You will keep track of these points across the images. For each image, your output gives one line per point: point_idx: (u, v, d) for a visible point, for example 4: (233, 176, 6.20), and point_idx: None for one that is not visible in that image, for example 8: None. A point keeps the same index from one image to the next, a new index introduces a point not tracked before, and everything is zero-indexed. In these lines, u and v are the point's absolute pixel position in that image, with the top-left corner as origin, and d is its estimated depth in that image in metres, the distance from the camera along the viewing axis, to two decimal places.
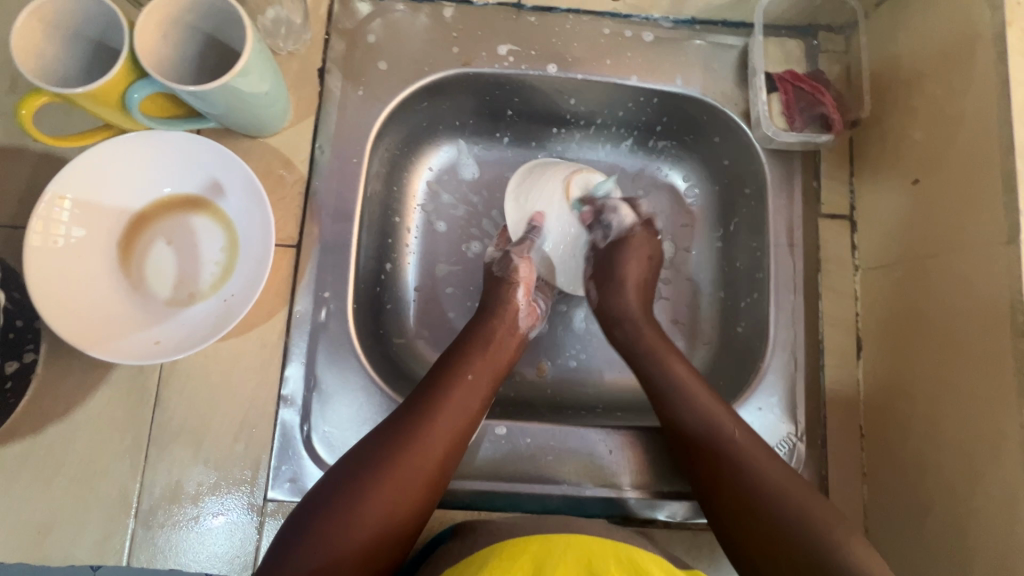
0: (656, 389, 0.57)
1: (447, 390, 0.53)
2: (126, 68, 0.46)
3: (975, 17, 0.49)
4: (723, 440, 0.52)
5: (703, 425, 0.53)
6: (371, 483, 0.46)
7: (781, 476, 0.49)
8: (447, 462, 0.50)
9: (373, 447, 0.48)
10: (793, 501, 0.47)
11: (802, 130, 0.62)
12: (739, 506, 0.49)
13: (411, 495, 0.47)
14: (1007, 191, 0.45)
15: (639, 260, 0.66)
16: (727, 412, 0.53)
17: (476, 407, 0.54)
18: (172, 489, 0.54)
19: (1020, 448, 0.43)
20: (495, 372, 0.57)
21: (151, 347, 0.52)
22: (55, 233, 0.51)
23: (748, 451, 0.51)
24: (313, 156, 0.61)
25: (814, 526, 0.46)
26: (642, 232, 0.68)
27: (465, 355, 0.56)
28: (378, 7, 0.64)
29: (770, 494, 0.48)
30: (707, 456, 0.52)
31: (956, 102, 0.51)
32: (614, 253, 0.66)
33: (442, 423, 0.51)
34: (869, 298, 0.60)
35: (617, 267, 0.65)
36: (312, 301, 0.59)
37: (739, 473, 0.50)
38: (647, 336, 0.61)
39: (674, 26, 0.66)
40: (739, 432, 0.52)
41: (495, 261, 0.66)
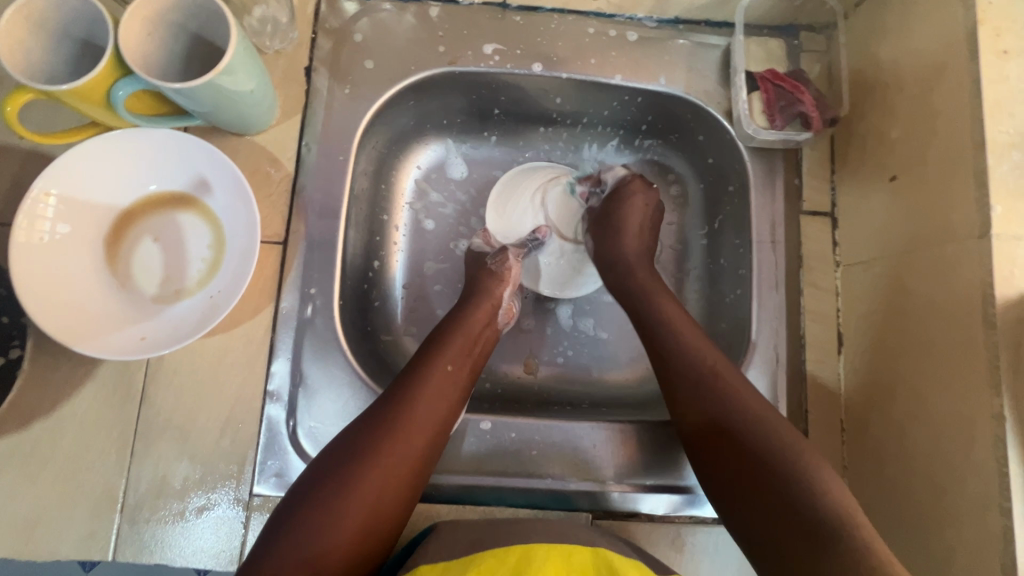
0: (653, 334, 0.56)
1: (424, 381, 0.53)
2: (111, 65, 0.46)
3: (948, 16, 0.50)
4: (711, 382, 0.51)
5: (689, 365, 0.53)
6: (352, 476, 0.46)
7: (768, 416, 0.49)
8: (427, 454, 0.51)
9: (353, 441, 0.49)
10: (775, 440, 0.47)
11: (782, 129, 0.63)
12: (725, 450, 0.48)
13: (394, 487, 0.48)
14: (978, 187, 0.46)
15: (638, 208, 0.65)
16: (714, 352, 0.53)
17: (454, 397, 0.54)
18: (158, 484, 0.55)
19: (991, 438, 0.44)
20: (473, 363, 0.58)
21: (136, 343, 0.53)
22: (40, 229, 0.52)
23: (736, 391, 0.50)
24: (299, 154, 0.62)
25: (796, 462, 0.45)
26: (640, 183, 0.67)
27: (442, 345, 0.56)
28: (364, 7, 0.65)
29: (749, 428, 0.48)
30: (696, 404, 0.51)
31: (931, 100, 0.52)
32: (611, 203, 0.66)
33: (421, 415, 0.51)
34: (849, 295, 0.61)
35: (615, 216, 0.65)
36: (299, 298, 0.59)
37: (725, 414, 0.49)
38: (640, 281, 0.61)
39: (658, 25, 0.66)
40: (727, 373, 0.52)
41: (492, 253, 0.66)
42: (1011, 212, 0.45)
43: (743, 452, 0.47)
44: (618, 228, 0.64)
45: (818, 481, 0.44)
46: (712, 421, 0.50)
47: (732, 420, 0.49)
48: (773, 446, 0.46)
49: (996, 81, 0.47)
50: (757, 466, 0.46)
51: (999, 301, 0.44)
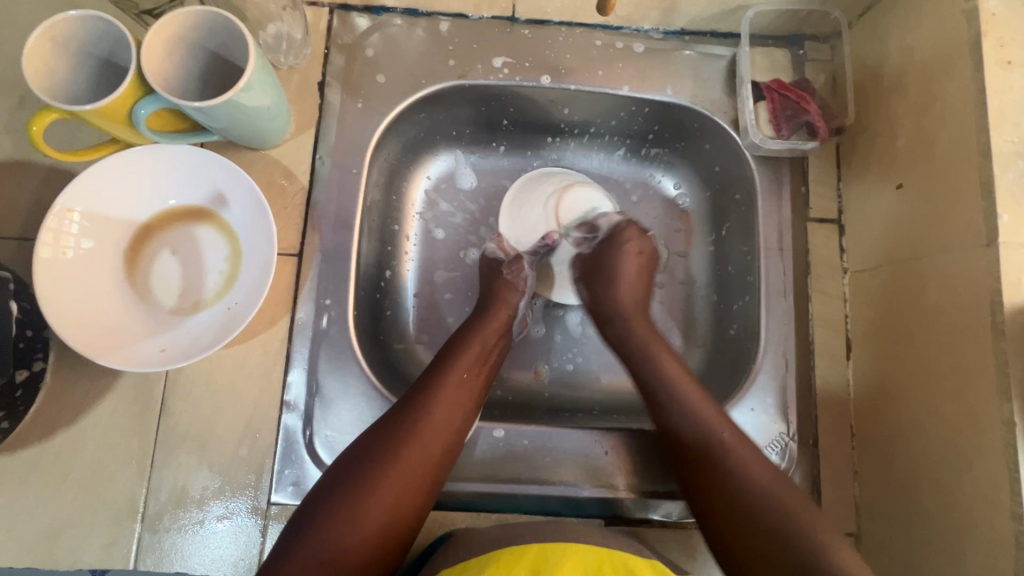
0: (657, 401, 0.56)
1: (441, 386, 0.54)
2: (134, 85, 0.48)
3: (952, 27, 0.51)
4: (718, 453, 0.51)
5: (698, 433, 0.53)
6: (370, 479, 0.47)
7: (781, 488, 0.49)
8: (443, 459, 0.51)
9: (371, 444, 0.50)
10: (788, 511, 0.47)
11: (788, 138, 0.63)
12: (732, 524, 0.48)
13: (411, 490, 0.48)
14: (985, 196, 0.47)
15: (630, 258, 0.66)
16: (723, 421, 0.53)
17: (470, 403, 0.55)
18: (178, 493, 0.55)
19: (1001, 444, 0.44)
20: (488, 370, 0.59)
21: (156, 355, 0.54)
22: (64, 245, 0.53)
23: (747, 465, 0.50)
24: (314, 167, 0.63)
25: (808, 536, 0.46)
26: (631, 233, 0.68)
27: (458, 352, 0.57)
28: (376, 22, 0.66)
29: (761, 505, 0.48)
30: (704, 478, 0.51)
31: (937, 109, 0.53)
32: (603, 253, 0.66)
33: (437, 421, 0.52)
34: (858, 301, 0.62)
35: (607, 265, 0.65)
36: (314, 308, 0.60)
37: (733, 487, 0.49)
38: (638, 333, 0.61)
39: (664, 37, 0.67)
40: (733, 440, 0.52)
41: (506, 261, 0.67)
42: (1018, 220, 0.45)
43: (752, 524, 0.47)
44: (609, 279, 0.65)
45: (831, 558, 0.44)
46: (727, 503, 0.49)
47: (740, 495, 0.49)
48: (786, 523, 0.47)
49: (1001, 91, 0.47)
50: (769, 540, 0.46)
51: (1007, 308, 0.45)
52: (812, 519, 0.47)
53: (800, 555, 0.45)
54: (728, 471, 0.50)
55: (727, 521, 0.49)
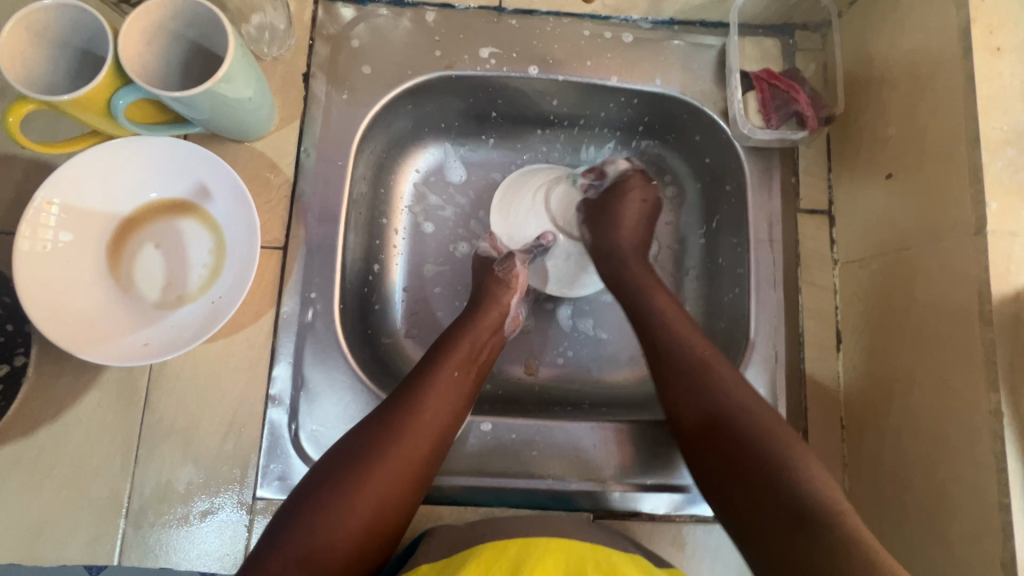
0: (649, 334, 0.57)
1: (430, 386, 0.53)
2: (111, 75, 0.47)
3: (942, 14, 0.51)
4: (705, 378, 0.52)
5: (682, 355, 0.54)
6: (355, 477, 0.47)
7: (763, 412, 0.49)
8: (430, 458, 0.51)
9: (358, 442, 0.49)
10: (761, 423, 0.48)
11: (778, 128, 0.63)
12: (715, 445, 0.49)
13: (396, 489, 0.48)
14: (973, 184, 0.47)
15: (635, 203, 0.68)
16: (705, 346, 0.55)
17: (459, 403, 0.54)
18: (163, 488, 0.55)
19: (989, 434, 0.44)
20: (478, 369, 0.58)
21: (139, 349, 0.53)
22: (43, 237, 0.52)
23: (724, 383, 0.51)
24: (298, 160, 0.62)
25: (785, 450, 0.46)
26: (637, 179, 0.69)
27: (448, 351, 0.57)
28: (361, 13, 0.65)
29: (737, 417, 0.49)
30: (691, 403, 0.52)
31: (926, 98, 0.52)
32: (608, 198, 0.68)
33: (426, 420, 0.51)
34: (848, 292, 0.61)
35: (611, 208, 0.68)
36: (299, 302, 0.60)
37: (717, 408, 0.50)
38: (634, 272, 0.63)
39: (653, 26, 0.67)
40: (720, 367, 0.53)
41: (499, 259, 0.66)
42: (1007, 208, 0.45)
43: (733, 442, 0.48)
44: (612, 220, 0.67)
45: (806, 469, 0.44)
46: (704, 416, 0.50)
47: (724, 416, 0.49)
48: (767, 439, 0.47)
49: (990, 78, 0.47)
50: (742, 447, 0.47)
51: (996, 297, 0.44)
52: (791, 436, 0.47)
53: (778, 467, 0.45)
54: (715, 394, 0.51)
55: (708, 443, 0.49)
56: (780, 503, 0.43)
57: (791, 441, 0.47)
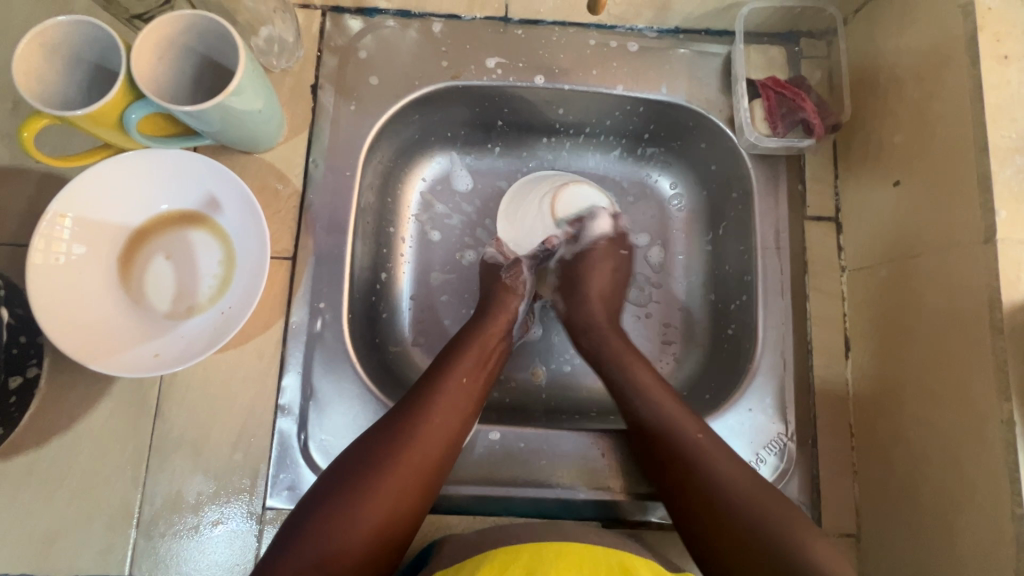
0: (640, 419, 0.56)
1: (441, 390, 0.54)
2: (124, 90, 0.48)
3: (948, 22, 0.51)
4: (701, 469, 0.52)
5: (675, 440, 0.54)
6: (368, 481, 0.47)
7: (768, 504, 0.49)
8: (440, 463, 0.51)
9: (370, 446, 0.50)
10: (771, 518, 0.48)
11: (785, 135, 0.63)
12: (714, 539, 0.49)
13: (408, 492, 0.48)
14: (982, 193, 0.46)
15: (604, 274, 0.67)
16: (699, 426, 0.54)
17: (470, 406, 0.55)
18: (173, 498, 0.55)
19: (1001, 445, 0.44)
20: (487, 373, 0.59)
21: (150, 360, 0.54)
22: (56, 250, 0.53)
23: (724, 468, 0.51)
24: (307, 170, 0.63)
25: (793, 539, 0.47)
26: (606, 249, 0.68)
27: (459, 355, 0.57)
28: (369, 24, 0.66)
29: (742, 506, 0.49)
30: (689, 493, 0.51)
31: (933, 105, 0.52)
32: (578, 265, 0.68)
33: (436, 426, 0.51)
34: (856, 299, 0.61)
35: (580, 279, 0.67)
36: (308, 312, 0.60)
37: (715, 500, 0.50)
38: (613, 345, 0.62)
39: (659, 35, 0.67)
40: (712, 452, 0.53)
41: (506, 265, 0.67)
42: (1016, 216, 0.45)
43: (733, 536, 0.48)
44: (580, 293, 0.66)
45: (815, 561, 0.45)
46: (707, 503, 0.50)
47: (722, 508, 0.49)
48: (774, 536, 0.47)
49: (998, 86, 0.47)
50: (750, 541, 0.47)
51: (1006, 305, 0.44)
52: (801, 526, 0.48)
53: (780, 568, 0.46)
54: (711, 484, 0.51)
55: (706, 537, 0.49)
56: None
57: (809, 536, 0.47)
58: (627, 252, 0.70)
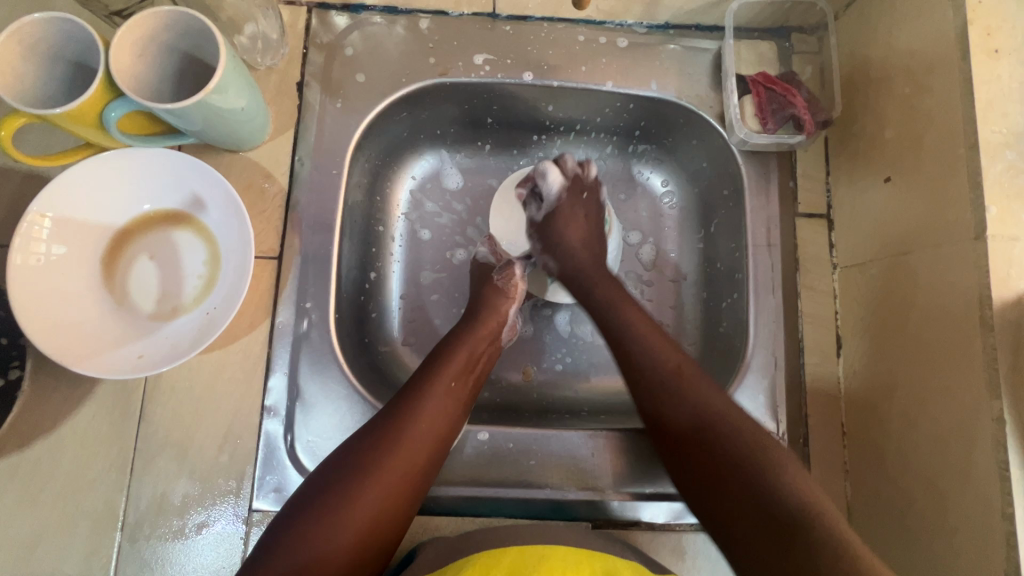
0: (627, 355, 0.54)
1: (429, 394, 0.53)
2: (103, 88, 0.47)
3: (939, 15, 0.50)
4: (683, 398, 0.50)
5: (655, 364, 0.52)
6: (354, 487, 0.46)
7: (748, 429, 0.47)
8: (427, 467, 0.51)
9: (356, 451, 0.49)
10: (749, 438, 0.46)
11: (774, 132, 0.62)
12: (695, 467, 0.48)
13: (393, 498, 0.48)
14: (973, 188, 0.46)
15: (577, 224, 0.64)
16: (680, 354, 0.53)
17: (457, 412, 0.54)
18: (158, 501, 0.55)
19: (992, 443, 0.43)
20: (475, 377, 0.58)
21: (133, 361, 0.53)
22: (35, 251, 0.52)
23: (702, 392, 0.50)
24: (293, 169, 0.62)
25: (770, 464, 0.45)
26: (572, 195, 0.65)
27: (447, 360, 0.56)
28: (355, 21, 0.65)
29: (721, 428, 0.47)
30: (671, 426, 0.50)
31: (924, 101, 0.52)
32: (549, 225, 0.65)
33: (424, 429, 0.51)
34: (848, 297, 0.60)
35: (557, 237, 0.64)
36: (295, 312, 0.59)
37: (696, 428, 0.48)
38: (602, 287, 0.60)
39: (648, 31, 0.66)
40: (697, 379, 0.51)
41: (499, 268, 0.66)
42: (1007, 212, 0.44)
43: (711, 462, 0.46)
44: (558, 245, 0.64)
45: (788, 479, 0.44)
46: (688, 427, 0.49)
47: (701, 435, 0.48)
48: (748, 457, 0.45)
49: (988, 81, 0.46)
50: (729, 461, 0.46)
51: (997, 303, 0.44)
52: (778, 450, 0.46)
53: (753, 491, 0.44)
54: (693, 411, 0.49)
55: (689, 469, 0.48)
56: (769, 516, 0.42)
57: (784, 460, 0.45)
58: (594, 195, 0.66)
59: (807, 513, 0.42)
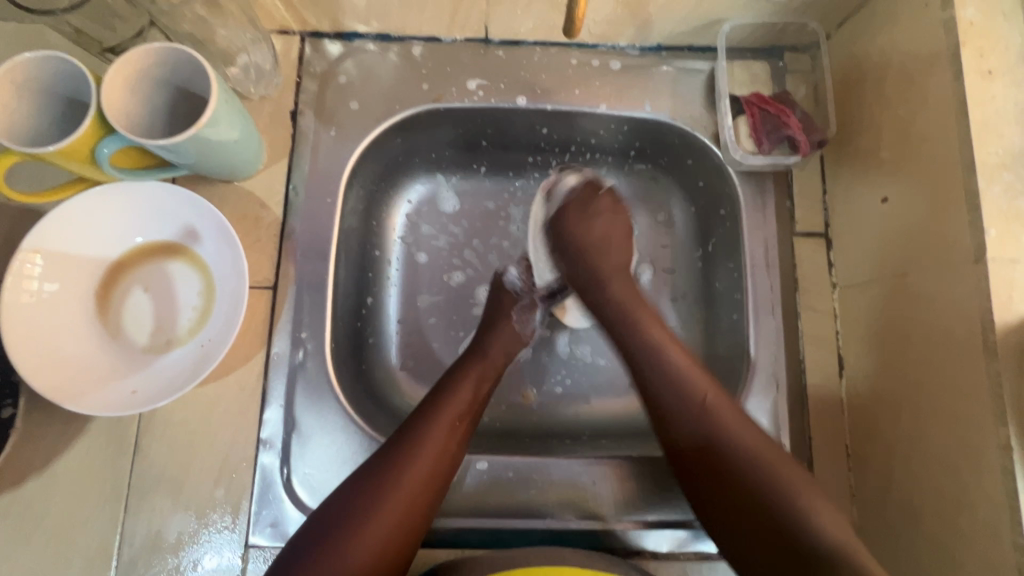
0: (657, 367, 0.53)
1: (431, 432, 0.51)
2: (95, 125, 0.47)
3: (930, 37, 0.50)
4: (712, 425, 0.49)
5: (675, 391, 0.51)
6: (350, 535, 0.45)
7: (770, 452, 0.48)
8: (429, 508, 0.49)
9: (355, 494, 0.48)
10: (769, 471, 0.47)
11: (770, 152, 0.62)
12: (720, 498, 0.48)
13: (392, 543, 0.46)
14: (970, 210, 0.46)
15: (595, 223, 0.62)
16: (701, 374, 0.52)
17: (460, 449, 0.53)
18: (153, 538, 0.54)
19: (999, 470, 0.42)
20: (478, 411, 0.56)
21: (127, 397, 0.52)
22: (27, 287, 0.51)
23: (723, 417, 0.49)
24: (288, 197, 0.62)
25: (790, 497, 0.46)
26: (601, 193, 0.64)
27: (449, 397, 0.54)
28: (348, 49, 0.65)
29: (735, 461, 0.48)
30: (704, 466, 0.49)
31: (919, 121, 0.51)
32: (558, 224, 0.63)
33: (427, 472, 0.49)
34: (849, 317, 0.60)
35: (567, 234, 0.62)
36: (290, 342, 0.59)
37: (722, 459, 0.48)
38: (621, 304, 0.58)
39: (641, 53, 0.66)
40: (722, 404, 0.50)
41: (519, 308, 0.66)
42: (1006, 234, 0.44)
43: (738, 491, 0.47)
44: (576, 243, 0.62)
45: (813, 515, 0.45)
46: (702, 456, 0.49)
47: (732, 464, 0.48)
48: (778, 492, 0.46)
49: (981, 103, 0.46)
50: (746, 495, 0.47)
51: (999, 327, 0.43)
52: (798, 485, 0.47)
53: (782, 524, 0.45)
54: (722, 437, 0.49)
55: (710, 496, 0.48)
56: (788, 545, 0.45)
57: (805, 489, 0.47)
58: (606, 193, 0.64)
59: (839, 555, 0.44)
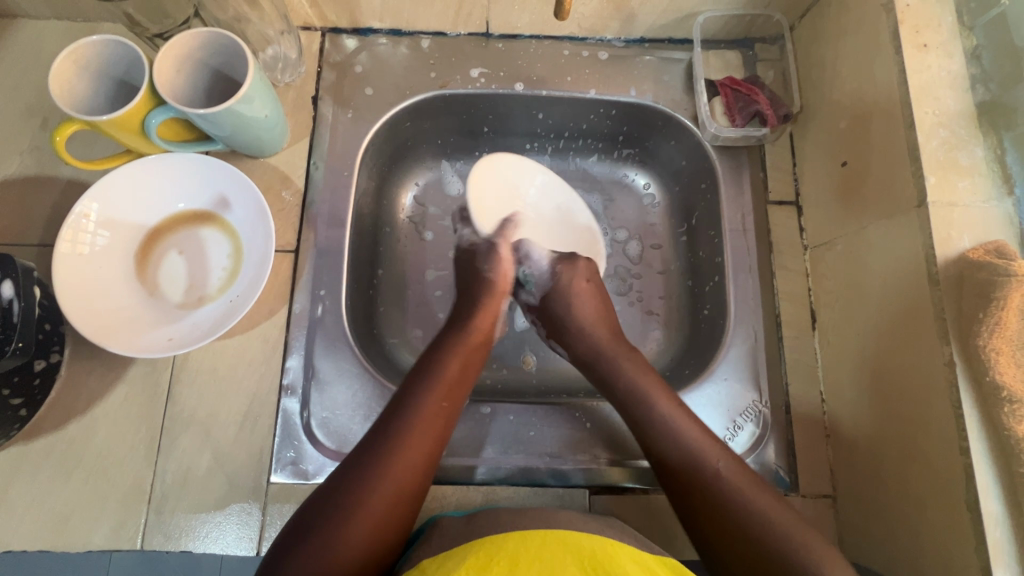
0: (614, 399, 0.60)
1: (420, 412, 0.53)
2: (146, 99, 0.54)
3: (874, 18, 0.57)
4: (645, 393, 0.58)
5: (623, 376, 0.60)
6: (350, 510, 0.47)
7: (700, 442, 0.54)
8: (420, 488, 0.51)
9: (352, 471, 0.49)
10: (692, 449, 0.54)
11: (743, 126, 0.69)
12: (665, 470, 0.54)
13: (394, 513, 0.49)
14: (913, 162, 0.52)
15: (585, 302, 0.66)
16: (641, 367, 0.61)
17: (446, 427, 0.55)
18: (182, 475, 0.59)
19: (945, 385, 0.48)
20: (465, 386, 0.58)
21: (163, 342, 0.58)
22: (82, 240, 0.58)
23: (663, 411, 0.57)
24: (309, 172, 0.69)
25: (723, 480, 0.51)
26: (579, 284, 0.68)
27: (436, 376, 0.56)
28: (364, 42, 0.73)
29: (676, 444, 0.54)
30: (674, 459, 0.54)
31: (869, 92, 0.58)
32: (550, 305, 0.67)
33: (419, 449, 0.51)
34: (819, 274, 0.65)
35: (563, 322, 0.66)
36: (310, 299, 0.65)
37: (675, 445, 0.54)
38: (606, 349, 0.63)
39: (626, 45, 0.74)
40: (656, 396, 0.58)
41: (484, 254, 0.69)
42: (944, 181, 0.50)
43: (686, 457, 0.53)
44: (571, 327, 0.65)
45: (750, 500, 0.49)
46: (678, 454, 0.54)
47: (697, 474, 0.52)
48: (726, 488, 0.50)
49: (919, 71, 0.53)
50: (684, 476, 0.53)
51: (941, 259, 0.49)
52: (731, 474, 0.51)
53: (721, 498, 0.50)
54: (678, 449, 0.54)
55: (665, 457, 0.54)
56: (727, 530, 0.49)
57: (727, 473, 0.51)
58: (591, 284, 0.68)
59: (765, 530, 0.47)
